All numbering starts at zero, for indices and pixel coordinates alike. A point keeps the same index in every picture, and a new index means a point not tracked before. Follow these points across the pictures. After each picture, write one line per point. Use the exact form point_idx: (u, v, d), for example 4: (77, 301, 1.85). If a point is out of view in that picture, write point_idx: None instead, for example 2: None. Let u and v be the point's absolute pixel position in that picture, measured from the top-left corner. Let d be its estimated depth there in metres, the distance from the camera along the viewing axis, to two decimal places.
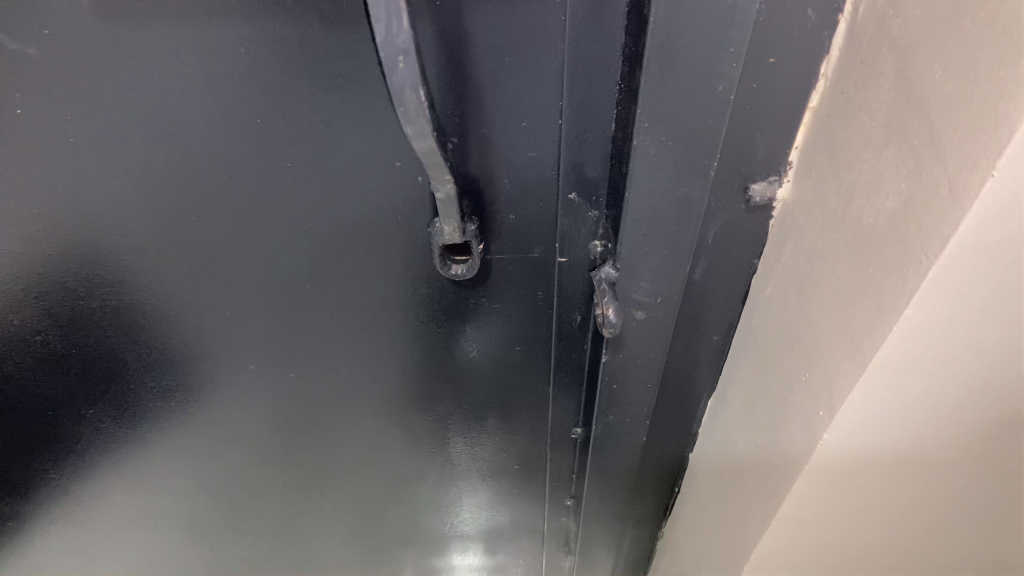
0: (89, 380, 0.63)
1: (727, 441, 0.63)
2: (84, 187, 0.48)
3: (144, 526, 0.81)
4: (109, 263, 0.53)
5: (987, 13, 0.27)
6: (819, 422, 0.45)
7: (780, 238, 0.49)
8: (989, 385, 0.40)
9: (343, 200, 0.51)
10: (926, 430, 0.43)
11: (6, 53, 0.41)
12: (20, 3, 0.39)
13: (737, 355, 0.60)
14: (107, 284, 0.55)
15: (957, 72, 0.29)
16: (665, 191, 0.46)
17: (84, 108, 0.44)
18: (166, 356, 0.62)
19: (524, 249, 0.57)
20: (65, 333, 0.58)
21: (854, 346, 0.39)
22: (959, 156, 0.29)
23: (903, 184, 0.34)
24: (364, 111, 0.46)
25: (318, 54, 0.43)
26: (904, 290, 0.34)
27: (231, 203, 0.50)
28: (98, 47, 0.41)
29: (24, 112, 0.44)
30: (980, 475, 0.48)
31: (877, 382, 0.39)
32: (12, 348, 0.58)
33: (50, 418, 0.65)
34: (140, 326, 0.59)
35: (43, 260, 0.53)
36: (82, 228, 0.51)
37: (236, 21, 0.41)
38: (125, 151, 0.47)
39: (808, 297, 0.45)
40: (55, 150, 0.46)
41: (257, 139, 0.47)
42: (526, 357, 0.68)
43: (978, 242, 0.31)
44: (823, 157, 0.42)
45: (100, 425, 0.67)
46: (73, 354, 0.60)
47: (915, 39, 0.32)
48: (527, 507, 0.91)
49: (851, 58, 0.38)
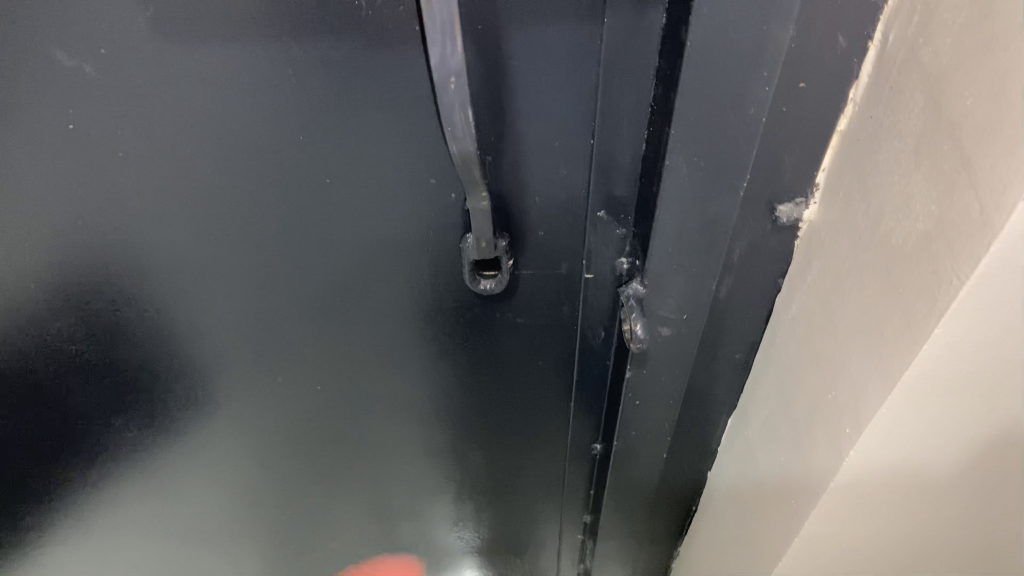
0: (120, 391, 0.63)
1: (748, 458, 0.64)
2: (127, 199, 0.49)
3: (163, 535, 0.81)
4: (147, 274, 0.54)
5: (1019, 43, 0.28)
6: (844, 439, 0.45)
7: (805, 258, 0.50)
8: (1014, 405, 0.40)
9: (376, 214, 0.52)
10: (949, 449, 0.44)
11: (62, 70, 0.42)
12: (79, 23, 0.40)
13: (759, 374, 0.60)
14: (144, 296, 0.56)
15: (988, 99, 0.30)
16: (694, 209, 0.47)
17: (132, 123, 0.45)
18: (197, 366, 0.63)
19: (551, 265, 0.58)
20: (100, 345, 0.59)
21: (881, 364, 0.40)
22: (990, 181, 0.30)
23: (933, 206, 0.35)
24: (403, 129, 0.47)
25: (361, 74, 0.44)
26: (934, 310, 0.35)
27: (269, 217, 0.52)
28: (150, 65, 0.43)
29: (75, 125, 0.45)
30: (1002, 495, 0.48)
31: (904, 401, 0.40)
32: (46, 360, 0.59)
33: (79, 428, 0.65)
34: (173, 336, 0.59)
35: (83, 273, 0.53)
36: (121, 240, 0.51)
37: (284, 41, 0.42)
38: (170, 164, 0.48)
39: (834, 316, 0.46)
40: (101, 164, 0.47)
41: (297, 156, 0.48)
42: (548, 373, 0.69)
43: (1007, 264, 0.31)
44: (851, 180, 0.43)
45: (126, 434, 0.67)
46: (106, 365, 0.60)
47: (946, 66, 0.33)
48: (542, 523, 0.92)
49: (880, 84, 0.39)
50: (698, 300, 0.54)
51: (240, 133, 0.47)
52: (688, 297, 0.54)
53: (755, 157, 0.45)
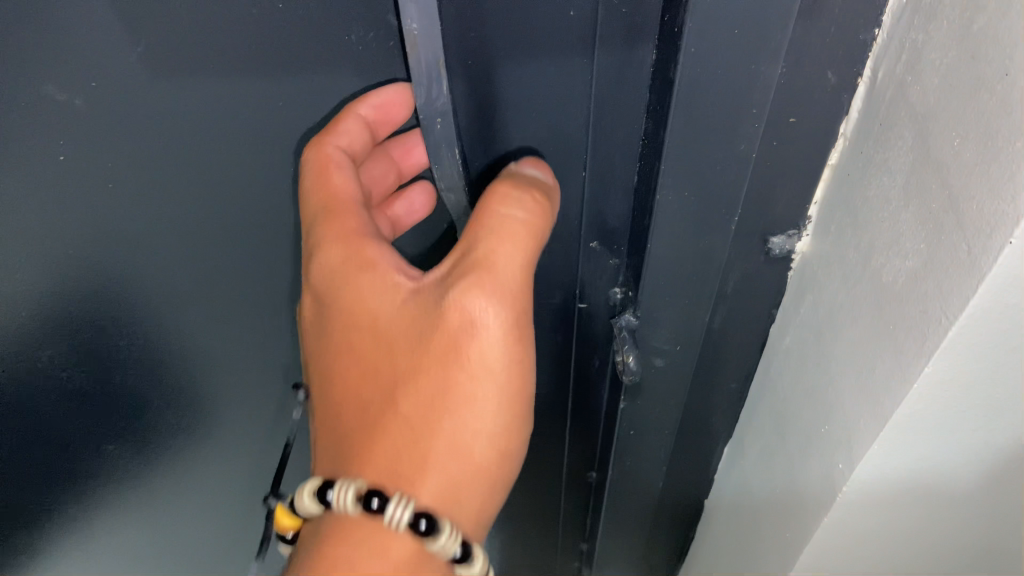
0: (112, 419, 0.62)
1: (743, 488, 0.63)
2: (121, 230, 0.49)
3: (156, 560, 0.81)
4: (139, 299, 0.54)
5: (1005, 86, 0.28)
6: (837, 474, 0.45)
7: (798, 290, 0.50)
8: (1007, 442, 0.40)
9: None
10: (943, 485, 0.43)
11: (51, 102, 0.41)
12: (69, 57, 0.40)
13: (754, 403, 0.60)
14: (136, 320, 0.55)
15: (974, 141, 0.30)
16: (686, 240, 0.47)
17: (125, 155, 0.45)
18: (187, 381, 0.63)
19: (546, 292, 0.59)
20: (93, 374, 0.57)
21: (872, 400, 0.40)
22: (977, 223, 0.30)
23: (922, 245, 0.35)
24: None
25: None
26: (924, 349, 0.35)
27: None
28: (143, 97, 0.43)
29: (66, 156, 0.43)
30: (997, 530, 0.47)
31: (895, 438, 0.40)
32: (37, 396, 0.57)
33: (70, 462, 0.64)
34: (165, 357, 0.59)
35: (74, 304, 0.52)
36: (116, 271, 0.51)
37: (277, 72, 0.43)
38: (163, 191, 0.48)
39: (827, 349, 0.46)
40: (93, 196, 0.46)
41: None
42: (543, 398, 0.69)
43: (995, 306, 0.31)
44: (842, 214, 0.43)
45: (119, 462, 0.66)
46: (99, 394, 0.59)
47: (934, 106, 0.33)
48: (538, 549, 0.91)
49: (870, 120, 0.40)
50: (692, 329, 0.54)
51: (235, 153, 0.48)
52: (681, 326, 0.54)
53: (746, 189, 0.45)
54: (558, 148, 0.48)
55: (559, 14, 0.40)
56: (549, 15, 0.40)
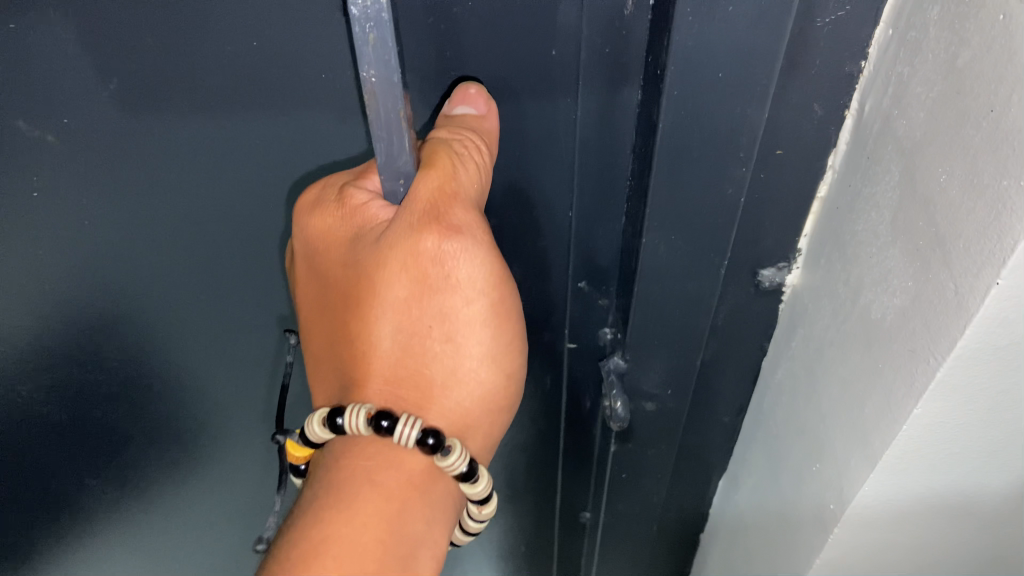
0: (90, 456, 0.61)
1: (738, 524, 0.61)
2: (98, 261, 0.49)
3: None
4: (114, 334, 0.53)
5: (990, 123, 0.28)
6: (829, 516, 0.43)
7: (790, 323, 0.49)
8: (1004, 482, 0.38)
9: None
10: (940, 527, 0.42)
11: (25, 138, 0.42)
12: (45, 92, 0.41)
13: (748, 437, 0.59)
14: (112, 356, 0.55)
15: (961, 177, 0.30)
16: (676, 281, 0.46)
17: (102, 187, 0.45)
18: (167, 423, 0.62)
19: (535, 328, 0.58)
20: (70, 407, 0.57)
21: (862, 442, 0.39)
22: (963, 262, 0.29)
23: (910, 283, 0.34)
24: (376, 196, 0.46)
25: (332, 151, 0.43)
26: (913, 390, 0.33)
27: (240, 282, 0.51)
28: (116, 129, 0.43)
29: (40, 194, 0.45)
30: (1001, 572, 0.46)
31: (886, 480, 0.38)
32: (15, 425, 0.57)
33: (50, 497, 0.63)
34: (142, 395, 0.59)
35: (50, 336, 0.52)
36: (98, 294, 0.51)
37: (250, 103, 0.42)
38: (142, 224, 0.48)
39: (819, 386, 0.45)
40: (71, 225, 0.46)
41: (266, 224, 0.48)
42: (534, 433, 0.68)
43: (985, 347, 0.30)
44: (832, 248, 0.42)
45: (101, 494, 0.65)
46: (76, 429, 0.59)
47: (921, 141, 0.33)
48: None
49: (858, 153, 0.39)
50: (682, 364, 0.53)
51: (215, 188, 0.48)
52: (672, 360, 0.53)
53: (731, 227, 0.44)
54: (546, 185, 0.47)
55: (537, 46, 0.40)
56: (531, 48, 0.41)
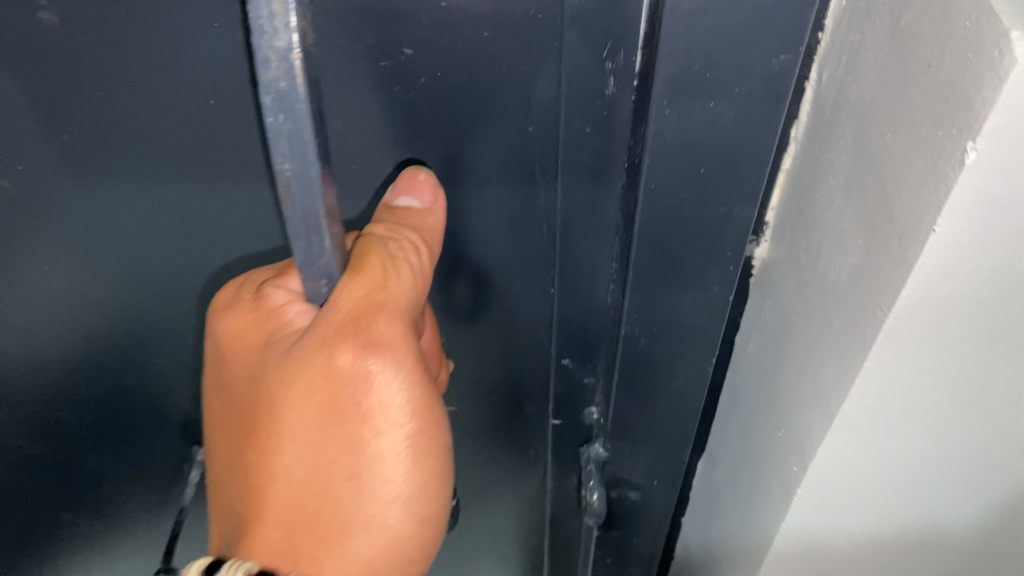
0: (62, 478, 0.62)
1: (716, 503, 0.62)
2: (59, 284, 0.49)
3: None
4: (75, 356, 0.54)
5: (928, 79, 0.29)
6: (793, 477, 0.45)
7: (759, 296, 0.50)
8: (965, 438, 0.40)
9: None
10: (902, 485, 0.43)
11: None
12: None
13: (724, 414, 0.60)
14: (75, 377, 0.56)
15: (904, 134, 0.31)
16: (651, 271, 0.46)
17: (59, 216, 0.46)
18: (136, 441, 0.62)
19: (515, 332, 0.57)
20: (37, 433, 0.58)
21: (821, 401, 0.40)
22: (906, 214, 0.31)
23: (862, 239, 0.35)
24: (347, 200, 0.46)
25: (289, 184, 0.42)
26: (864, 344, 0.35)
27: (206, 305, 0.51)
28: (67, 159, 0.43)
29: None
30: (973, 529, 0.47)
31: (844, 438, 0.40)
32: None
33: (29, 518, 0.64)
34: (111, 413, 0.60)
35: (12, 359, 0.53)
36: (67, 314, 0.51)
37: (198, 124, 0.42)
38: (100, 252, 0.48)
39: (784, 351, 0.46)
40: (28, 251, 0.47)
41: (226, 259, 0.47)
42: (516, 440, 0.67)
43: (928, 296, 0.31)
44: (795, 216, 0.44)
45: (79, 515, 0.66)
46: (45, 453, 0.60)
47: (870, 102, 0.34)
48: None
49: (818, 118, 0.40)
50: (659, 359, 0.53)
51: (169, 217, 0.47)
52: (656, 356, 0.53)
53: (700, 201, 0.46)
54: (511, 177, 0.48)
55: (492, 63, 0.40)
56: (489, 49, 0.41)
